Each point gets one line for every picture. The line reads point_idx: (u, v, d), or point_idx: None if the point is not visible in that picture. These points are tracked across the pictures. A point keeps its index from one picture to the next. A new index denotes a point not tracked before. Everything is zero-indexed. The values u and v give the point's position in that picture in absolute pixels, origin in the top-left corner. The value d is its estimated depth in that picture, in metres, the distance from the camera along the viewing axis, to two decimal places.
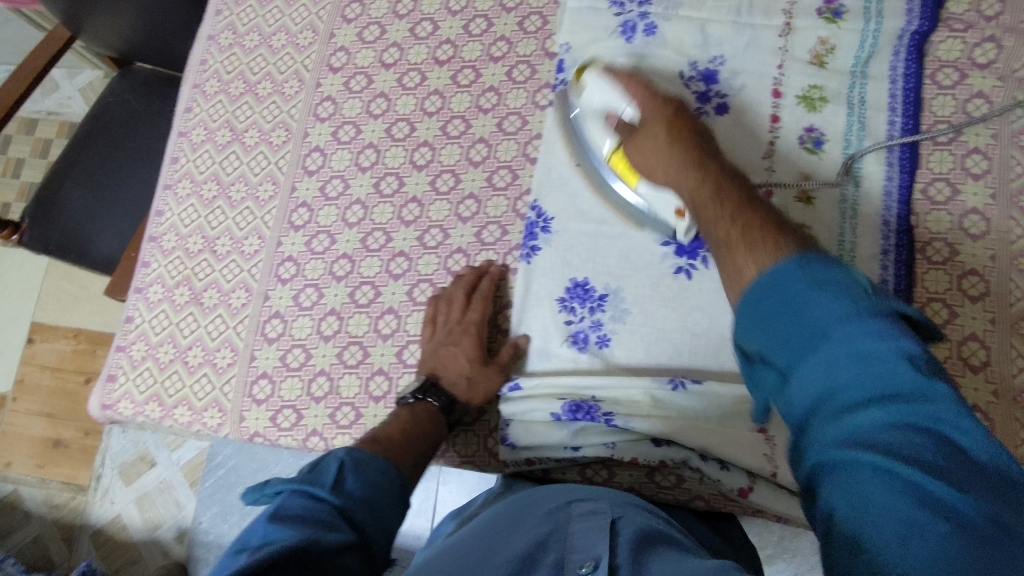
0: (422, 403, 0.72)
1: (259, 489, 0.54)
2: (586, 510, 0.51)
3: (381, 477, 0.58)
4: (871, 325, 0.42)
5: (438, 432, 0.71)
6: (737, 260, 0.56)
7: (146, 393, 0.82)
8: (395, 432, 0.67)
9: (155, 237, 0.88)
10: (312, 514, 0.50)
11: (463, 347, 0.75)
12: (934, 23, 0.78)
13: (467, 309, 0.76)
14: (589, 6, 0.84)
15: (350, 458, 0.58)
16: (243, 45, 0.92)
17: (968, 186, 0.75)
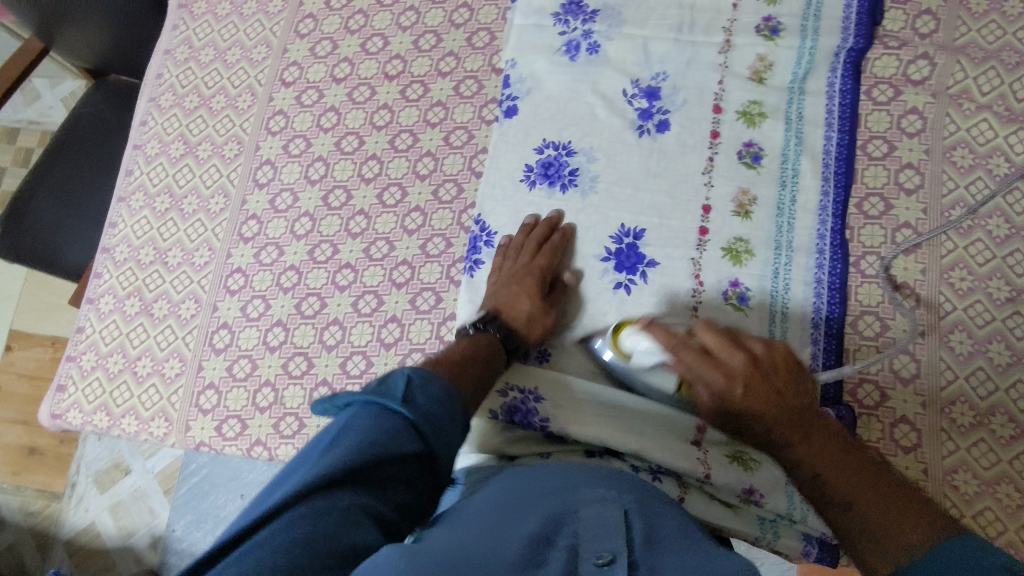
0: (482, 334, 0.71)
1: (329, 399, 0.57)
2: (596, 496, 0.55)
3: (444, 395, 0.58)
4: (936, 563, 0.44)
5: (494, 362, 0.69)
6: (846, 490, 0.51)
7: (94, 402, 0.83)
8: (458, 354, 0.67)
9: (108, 248, 0.89)
10: (379, 429, 0.52)
11: (524, 284, 0.74)
12: (868, 40, 0.79)
13: (539, 252, 0.76)
14: (534, 23, 0.86)
15: (417, 374, 0.57)
16: (199, 59, 0.94)
17: (901, 201, 0.76)
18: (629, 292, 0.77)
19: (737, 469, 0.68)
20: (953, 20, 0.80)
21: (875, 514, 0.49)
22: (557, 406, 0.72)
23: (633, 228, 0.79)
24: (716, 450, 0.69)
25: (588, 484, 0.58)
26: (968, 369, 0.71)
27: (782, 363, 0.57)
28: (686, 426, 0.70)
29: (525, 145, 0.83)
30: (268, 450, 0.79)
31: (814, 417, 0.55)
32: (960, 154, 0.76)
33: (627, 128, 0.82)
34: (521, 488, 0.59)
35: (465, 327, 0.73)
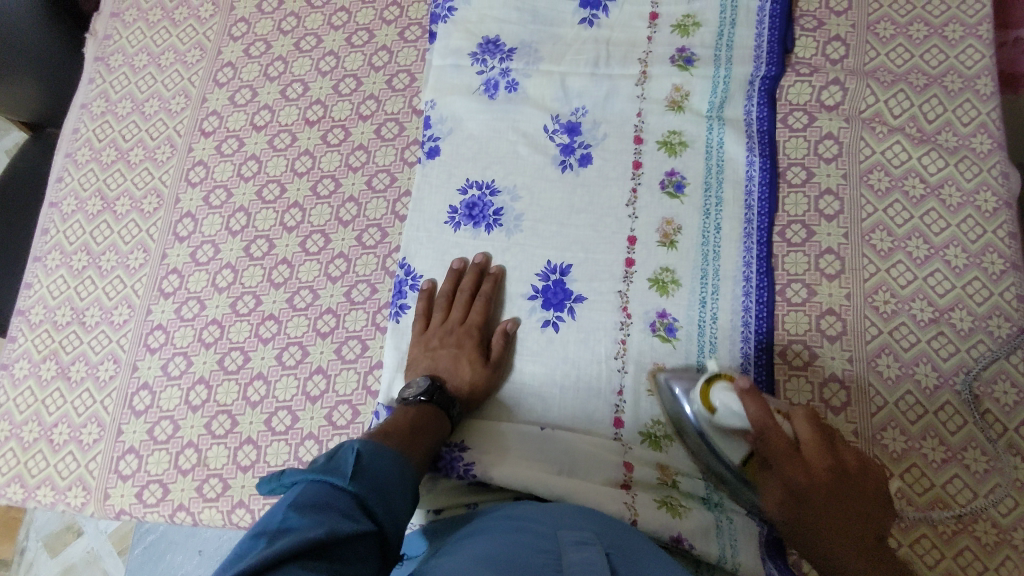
0: (426, 400, 0.68)
1: (275, 479, 0.54)
2: (576, 539, 0.54)
3: (393, 468, 0.57)
4: None
5: (443, 431, 0.68)
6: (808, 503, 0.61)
7: (8, 474, 0.79)
8: (404, 425, 0.64)
9: (23, 310, 0.86)
10: (329, 506, 0.50)
11: (463, 347, 0.73)
12: (781, 67, 0.80)
13: (472, 308, 0.75)
14: (452, 63, 0.85)
15: (365, 448, 0.57)
16: (116, 112, 0.93)
17: (822, 227, 0.76)
18: (557, 330, 0.76)
19: (666, 516, 0.66)
20: (862, 45, 0.81)
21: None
22: (483, 453, 0.70)
23: (559, 263, 0.78)
24: (647, 501, 0.67)
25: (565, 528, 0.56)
26: (897, 393, 0.70)
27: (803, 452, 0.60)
28: (617, 479, 0.70)
29: (448, 186, 0.82)
30: (190, 515, 0.75)
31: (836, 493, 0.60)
32: (877, 177, 0.77)
33: (549, 164, 0.81)
34: (500, 527, 0.57)
35: (404, 394, 0.70)
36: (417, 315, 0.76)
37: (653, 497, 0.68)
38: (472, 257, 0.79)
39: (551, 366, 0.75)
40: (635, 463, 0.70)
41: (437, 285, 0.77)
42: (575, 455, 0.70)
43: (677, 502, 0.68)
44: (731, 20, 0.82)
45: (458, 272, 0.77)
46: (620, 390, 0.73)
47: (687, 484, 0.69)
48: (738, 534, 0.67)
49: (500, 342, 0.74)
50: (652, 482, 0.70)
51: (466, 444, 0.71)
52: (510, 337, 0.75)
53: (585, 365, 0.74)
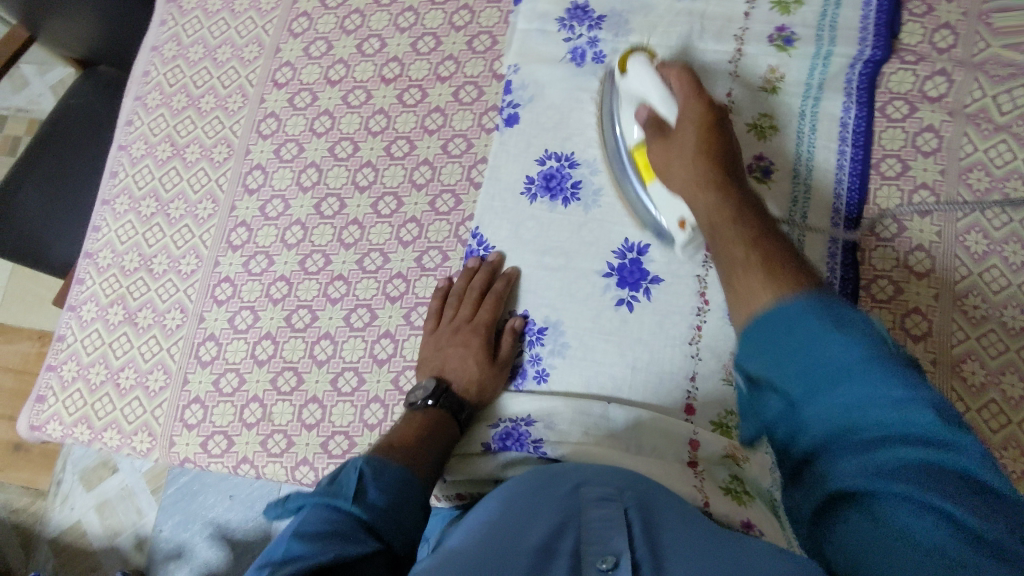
0: (432, 405, 0.68)
1: (280, 504, 0.54)
2: (598, 497, 0.51)
3: (400, 484, 0.57)
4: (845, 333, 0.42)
5: (451, 437, 0.67)
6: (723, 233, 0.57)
7: (75, 415, 0.80)
8: (409, 435, 0.64)
9: (90, 253, 0.86)
10: (336, 531, 0.50)
11: (471, 346, 0.72)
12: (887, 51, 0.76)
13: (481, 304, 0.74)
14: (538, 28, 0.83)
15: (368, 466, 0.56)
16: (187, 57, 0.91)
17: (915, 223, 0.73)
18: (631, 310, 0.74)
19: (733, 505, 0.64)
20: (973, 35, 0.77)
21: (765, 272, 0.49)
22: (551, 428, 0.70)
23: (636, 242, 0.76)
24: (714, 486, 0.66)
25: (589, 484, 0.53)
26: (980, 401, 0.68)
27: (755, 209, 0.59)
28: (682, 456, 0.68)
29: (526, 155, 0.79)
30: (254, 468, 0.75)
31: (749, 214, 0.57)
32: (977, 176, 0.74)
33: None
34: (522, 481, 0.55)
35: (411, 400, 0.70)
36: (429, 315, 0.76)
37: (718, 481, 0.67)
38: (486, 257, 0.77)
39: (624, 347, 0.73)
40: (702, 442, 0.68)
41: (453, 281, 0.77)
42: (642, 430, 0.69)
43: (741, 488, 0.66)
44: None
45: (472, 270, 0.76)
46: (692, 374, 0.71)
47: (753, 466, 0.68)
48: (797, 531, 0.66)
49: (510, 341, 0.73)
50: (718, 456, 0.68)
51: (532, 418, 0.71)
52: (518, 335, 0.74)
53: (658, 348, 0.72)
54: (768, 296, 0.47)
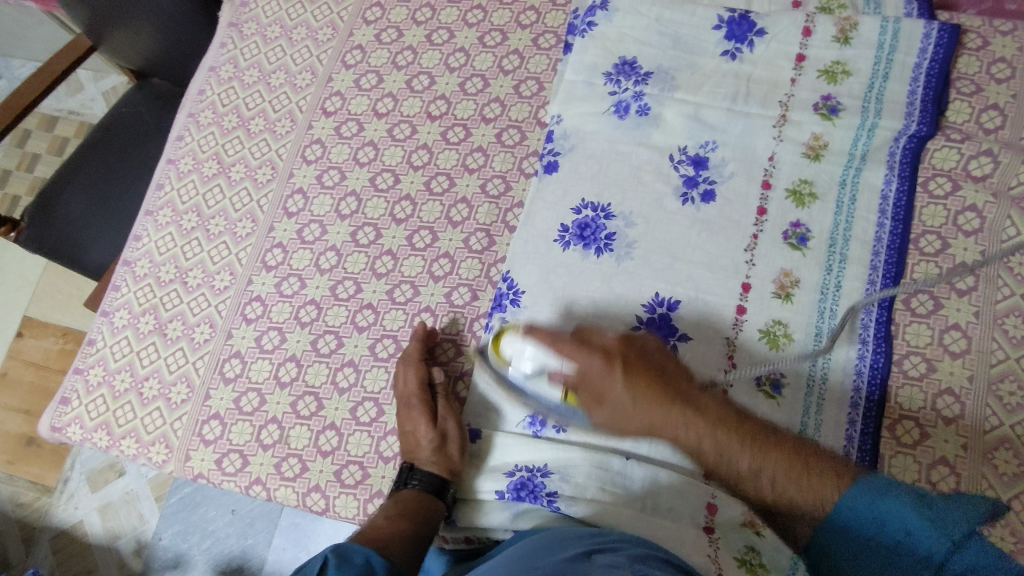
0: (406, 489, 0.69)
1: None
2: (606, 564, 0.52)
3: (362, 570, 0.56)
4: (872, 488, 0.54)
5: (429, 510, 0.68)
6: (776, 477, 0.59)
7: (96, 419, 0.81)
8: (376, 524, 0.66)
9: (129, 261, 0.88)
10: None
11: (416, 419, 0.71)
12: (933, 127, 0.77)
13: (409, 376, 0.74)
14: (585, 79, 0.84)
15: (331, 553, 0.57)
16: (242, 80, 0.94)
17: (952, 302, 0.72)
18: None
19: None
20: (1021, 118, 0.77)
21: (781, 471, 0.59)
22: (566, 481, 0.69)
23: (667, 297, 0.75)
24: (727, 556, 0.65)
25: (599, 553, 0.55)
26: (1013, 491, 0.66)
27: (679, 367, 0.68)
28: (699, 520, 0.67)
29: (563, 203, 0.80)
30: (266, 491, 0.75)
31: (696, 397, 0.64)
32: (1018, 261, 0.73)
33: (670, 194, 0.79)
34: (534, 547, 0.59)
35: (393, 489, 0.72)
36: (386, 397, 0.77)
37: (733, 552, 0.65)
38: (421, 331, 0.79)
39: None
40: (720, 505, 0.67)
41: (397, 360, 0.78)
42: (660, 491, 0.68)
43: (756, 560, 0.65)
44: (884, 73, 0.79)
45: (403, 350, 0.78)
46: None
47: (772, 537, 0.66)
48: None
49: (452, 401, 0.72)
50: (734, 523, 0.67)
51: (548, 470, 0.70)
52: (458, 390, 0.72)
53: None
54: (814, 505, 0.57)
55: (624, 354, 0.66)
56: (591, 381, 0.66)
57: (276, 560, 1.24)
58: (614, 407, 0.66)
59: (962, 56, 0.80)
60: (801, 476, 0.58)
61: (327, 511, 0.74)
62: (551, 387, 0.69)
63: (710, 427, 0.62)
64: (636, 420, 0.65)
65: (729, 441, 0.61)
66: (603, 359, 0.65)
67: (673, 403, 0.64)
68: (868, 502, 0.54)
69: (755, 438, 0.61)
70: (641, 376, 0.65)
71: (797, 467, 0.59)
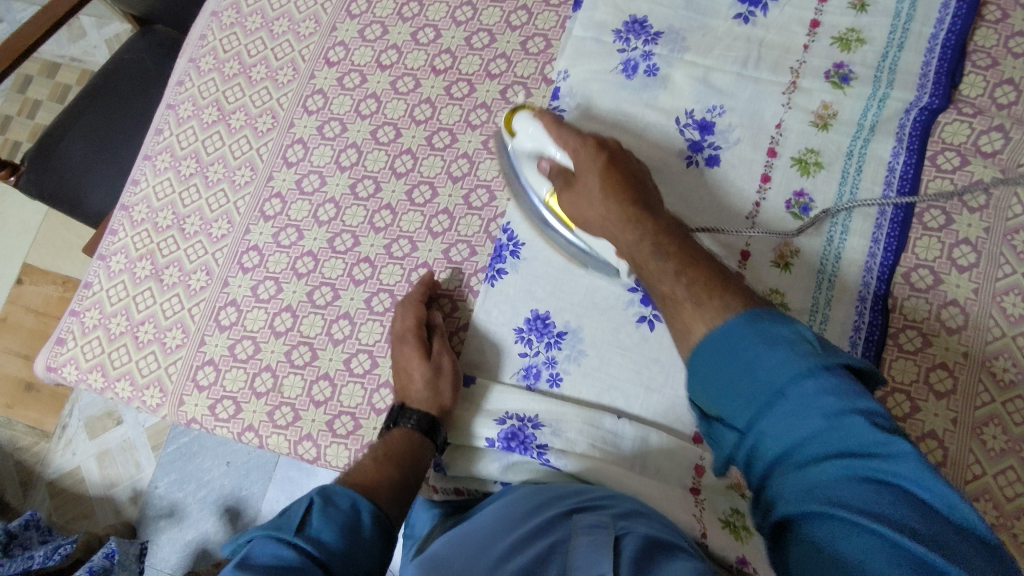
0: (395, 429, 0.69)
1: (235, 541, 0.55)
2: (589, 523, 0.52)
3: (348, 515, 0.57)
4: (762, 329, 0.47)
5: (418, 454, 0.68)
6: (684, 316, 0.54)
7: (91, 361, 0.81)
8: (369, 464, 0.65)
9: (126, 206, 0.88)
10: (279, 559, 0.50)
11: (410, 355, 0.71)
12: (945, 100, 0.75)
13: (406, 313, 0.73)
14: (594, 36, 0.82)
15: (317, 497, 0.58)
16: (245, 26, 0.92)
17: (952, 277, 0.72)
18: (652, 329, 0.73)
19: (730, 539, 0.65)
20: None
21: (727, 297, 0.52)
22: (557, 435, 0.69)
23: None
24: (712, 518, 0.66)
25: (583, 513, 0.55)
26: (999, 466, 0.66)
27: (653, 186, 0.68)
28: (686, 481, 0.68)
29: None
30: (258, 438, 0.76)
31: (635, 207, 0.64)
32: (1022, 238, 0.72)
33: (674, 158, 0.78)
34: (520, 506, 0.58)
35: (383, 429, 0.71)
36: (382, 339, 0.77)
37: (718, 513, 0.66)
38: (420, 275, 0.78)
39: (639, 363, 0.72)
40: (708, 469, 0.68)
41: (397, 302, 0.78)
42: (650, 450, 0.68)
43: (740, 522, 0.66)
44: (900, 42, 0.77)
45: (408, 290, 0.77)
46: None
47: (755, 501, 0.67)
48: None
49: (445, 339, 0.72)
50: (721, 485, 0.68)
51: (539, 422, 0.70)
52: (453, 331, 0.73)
53: (675, 371, 0.71)
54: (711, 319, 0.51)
55: (609, 148, 0.69)
56: (581, 162, 0.69)
57: (269, 511, 1.26)
58: (580, 194, 0.68)
59: (981, 28, 0.79)
60: (709, 292, 0.53)
61: (318, 459, 0.74)
62: (540, 178, 0.74)
63: (653, 244, 0.60)
64: (598, 216, 0.66)
65: (651, 253, 0.60)
66: (594, 147, 0.69)
67: (632, 220, 0.63)
68: (741, 328, 0.48)
69: (688, 273, 0.56)
70: (609, 173, 0.67)
71: (712, 282, 0.54)
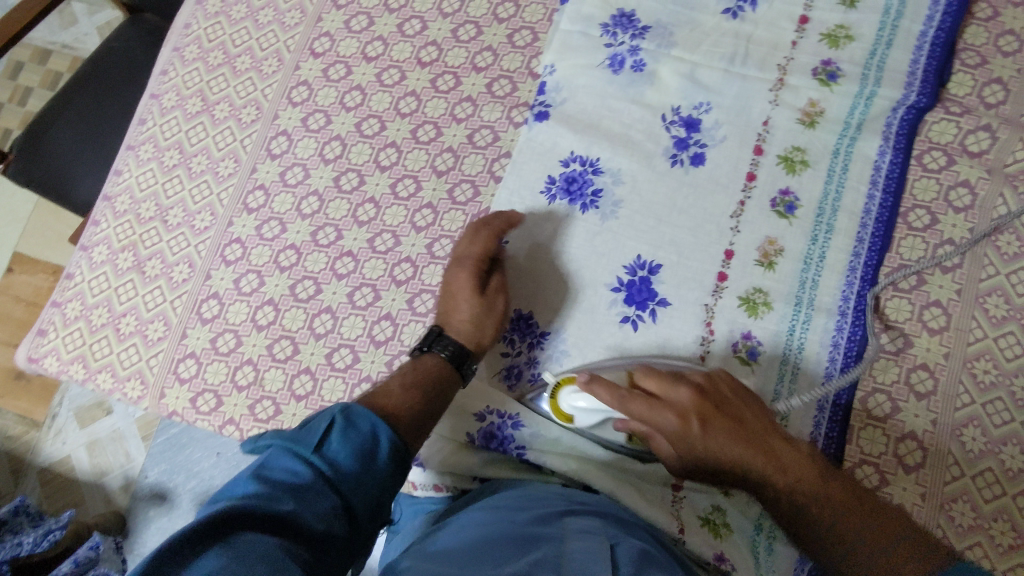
0: (429, 354, 0.65)
1: (254, 441, 0.53)
2: (580, 529, 0.51)
3: (367, 439, 0.52)
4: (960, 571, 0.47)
5: (448, 385, 0.64)
6: (857, 552, 0.53)
7: (72, 352, 0.81)
8: (403, 379, 0.62)
9: (109, 197, 0.87)
10: (290, 479, 0.47)
11: (460, 278, 0.69)
12: (932, 99, 0.75)
13: (476, 242, 0.71)
14: (581, 30, 0.82)
15: (340, 416, 0.52)
16: (230, 15, 0.92)
17: (935, 278, 0.72)
18: (635, 328, 0.72)
19: (708, 537, 0.65)
20: None
21: (879, 532, 0.54)
22: (536, 434, 0.69)
23: (649, 260, 0.74)
24: (691, 515, 0.66)
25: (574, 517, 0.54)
26: (977, 467, 0.66)
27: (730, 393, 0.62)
28: (665, 477, 0.68)
29: (550, 157, 0.78)
30: (238, 431, 0.76)
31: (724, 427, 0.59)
32: (1006, 239, 0.72)
33: (659, 154, 0.77)
34: (517, 514, 0.56)
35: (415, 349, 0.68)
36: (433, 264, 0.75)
37: (697, 510, 0.66)
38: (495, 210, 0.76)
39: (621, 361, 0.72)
40: None
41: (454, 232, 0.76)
42: (631, 449, 0.67)
43: (720, 520, 0.66)
44: (888, 40, 0.77)
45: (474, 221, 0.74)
46: None
47: (738, 497, 0.67)
48: (773, 566, 0.65)
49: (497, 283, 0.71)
50: (701, 483, 0.67)
51: (518, 421, 0.70)
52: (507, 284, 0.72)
53: None
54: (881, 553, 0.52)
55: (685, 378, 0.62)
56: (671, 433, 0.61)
57: None
58: (659, 423, 0.60)
59: (970, 26, 0.78)
60: (833, 509, 0.55)
61: None
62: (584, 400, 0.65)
63: (777, 467, 0.57)
64: (684, 452, 0.60)
65: (793, 483, 0.57)
66: (653, 392, 0.61)
67: (738, 433, 0.59)
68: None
69: (833, 510, 0.55)
70: (707, 403, 0.60)
71: (865, 520, 0.54)
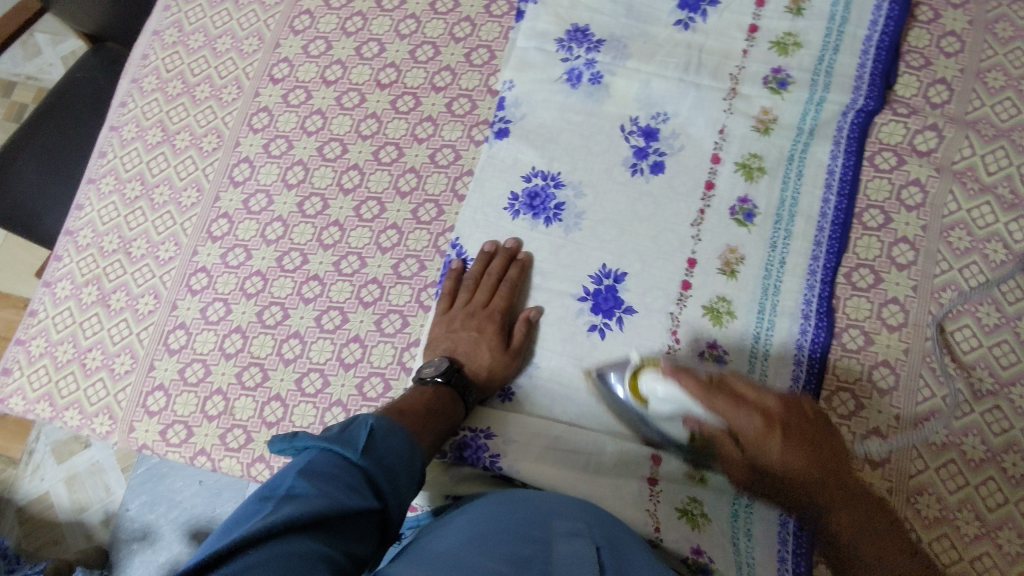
0: (444, 386, 0.67)
1: (288, 440, 0.54)
2: (566, 531, 0.51)
3: (405, 449, 0.57)
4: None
5: (455, 418, 0.67)
6: None
7: (38, 391, 0.80)
8: (420, 407, 0.64)
9: (71, 231, 0.87)
10: (338, 478, 0.50)
11: (485, 332, 0.71)
12: (879, 102, 0.77)
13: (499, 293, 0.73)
14: (536, 46, 0.83)
15: (378, 425, 0.56)
16: (187, 45, 0.92)
17: (891, 276, 0.73)
18: (602, 337, 0.73)
19: (686, 530, 0.65)
20: (968, 93, 0.77)
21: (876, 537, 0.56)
22: (508, 443, 0.69)
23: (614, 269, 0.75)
24: (668, 510, 0.66)
25: (559, 517, 0.53)
26: (941, 460, 0.67)
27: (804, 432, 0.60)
28: (639, 475, 0.68)
29: (512, 173, 0.79)
30: (210, 461, 0.75)
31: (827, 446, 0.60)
32: (958, 235, 0.73)
33: (620, 165, 0.78)
34: (495, 506, 0.54)
35: (421, 374, 0.69)
36: (442, 294, 0.75)
37: (675, 502, 0.66)
38: (503, 241, 0.77)
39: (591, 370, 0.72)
40: (663, 458, 0.68)
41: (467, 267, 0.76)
42: (603, 450, 0.68)
43: (698, 510, 0.66)
44: (835, 45, 0.79)
45: (488, 256, 0.75)
46: None
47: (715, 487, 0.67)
48: (755, 550, 0.66)
49: (522, 330, 0.72)
50: (678, 476, 0.67)
51: (492, 431, 0.70)
52: (530, 326, 0.74)
53: None
54: None
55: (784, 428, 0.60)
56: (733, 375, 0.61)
57: None
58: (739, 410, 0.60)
59: (913, 29, 0.80)
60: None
61: None
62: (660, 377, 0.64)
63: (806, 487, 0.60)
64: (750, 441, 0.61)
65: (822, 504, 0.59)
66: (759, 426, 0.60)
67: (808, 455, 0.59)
68: None
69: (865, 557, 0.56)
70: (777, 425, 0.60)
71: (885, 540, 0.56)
